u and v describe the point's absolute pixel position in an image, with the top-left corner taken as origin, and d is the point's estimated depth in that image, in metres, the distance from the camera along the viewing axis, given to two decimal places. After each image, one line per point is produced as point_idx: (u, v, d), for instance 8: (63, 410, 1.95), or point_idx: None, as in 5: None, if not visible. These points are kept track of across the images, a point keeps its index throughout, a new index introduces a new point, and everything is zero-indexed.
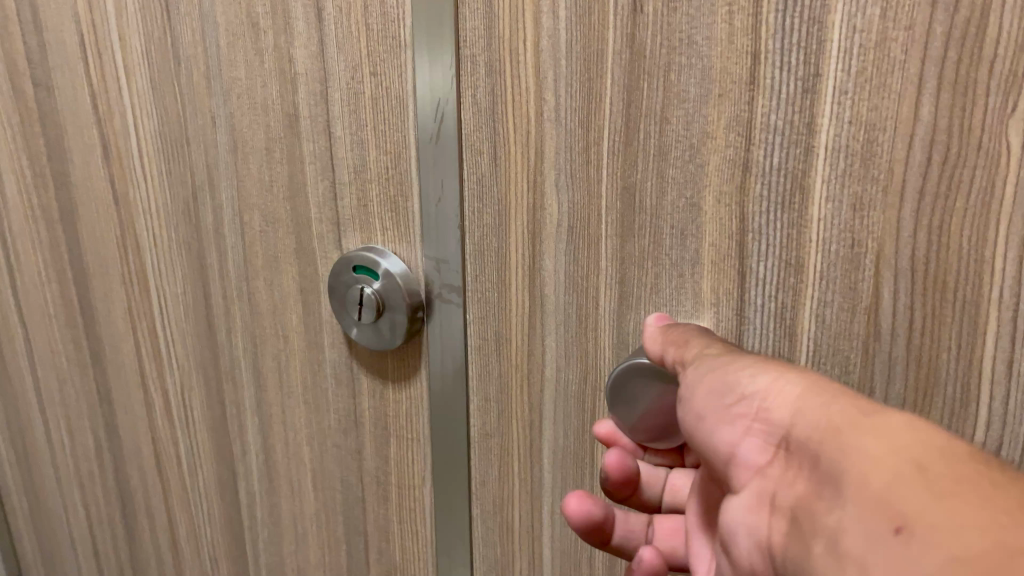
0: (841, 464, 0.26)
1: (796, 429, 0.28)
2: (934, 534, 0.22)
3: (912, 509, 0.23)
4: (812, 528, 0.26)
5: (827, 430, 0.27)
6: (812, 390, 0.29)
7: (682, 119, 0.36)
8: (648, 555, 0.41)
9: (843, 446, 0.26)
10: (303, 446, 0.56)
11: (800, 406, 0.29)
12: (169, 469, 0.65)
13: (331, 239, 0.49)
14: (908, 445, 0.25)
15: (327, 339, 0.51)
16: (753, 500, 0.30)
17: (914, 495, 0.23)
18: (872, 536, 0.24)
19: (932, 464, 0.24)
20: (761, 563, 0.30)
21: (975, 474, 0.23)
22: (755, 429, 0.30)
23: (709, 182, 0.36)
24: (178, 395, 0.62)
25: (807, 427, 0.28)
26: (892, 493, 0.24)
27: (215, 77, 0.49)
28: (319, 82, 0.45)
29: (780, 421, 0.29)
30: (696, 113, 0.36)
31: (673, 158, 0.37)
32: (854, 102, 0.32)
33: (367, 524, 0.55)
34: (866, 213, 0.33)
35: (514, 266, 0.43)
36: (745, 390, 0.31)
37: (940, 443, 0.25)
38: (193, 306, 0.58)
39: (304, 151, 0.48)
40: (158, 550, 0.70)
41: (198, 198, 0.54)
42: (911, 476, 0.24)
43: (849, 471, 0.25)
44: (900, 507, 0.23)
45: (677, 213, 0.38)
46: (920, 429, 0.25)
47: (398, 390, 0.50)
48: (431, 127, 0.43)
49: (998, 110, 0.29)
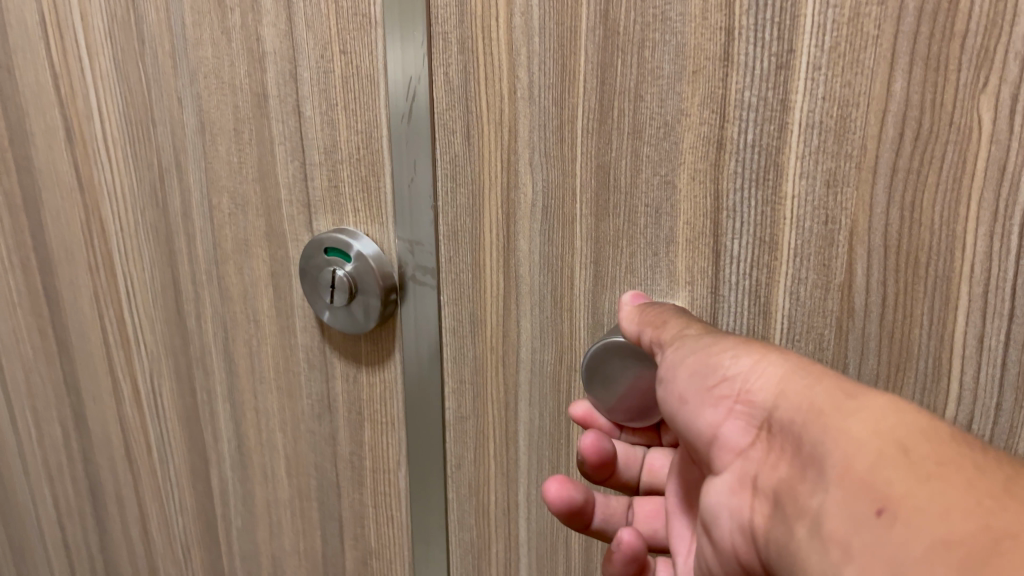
0: (824, 446, 0.26)
1: (779, 410, 0.28)
2: (917, 518, 0.22)
3: (896, 492, 0.23)
4: (794, 511, 0.27)
5: (810, 412, 0.27)
6: (793, 370, 0.29)
7: (657, 96, 0.36)
8: (629, 536, 0.40)
9: (826, 429, 0.26)
10: (276, 432, 0.55)
11: (781, 386, 0.29)
12: (140, 457, 0.64)
13: (302, 221, 0.48)
14: (892, 427, 0.25)
15: (299, 323, 0.51)
16: (736, 483, 0.30)
17: (898, 478, 0.23)
18: (855, 518, 0.24)
19: (916, 446, 0.24)
20: (743, 545, 0.30)
21: (959, 457, 0.23)
22: (737, 412, 0.30)
23: (684, 160, 0.36)
24: (147, 383, 0.61)
25: (788, 408, 0.28)
26: (876, 476, 0.24)
27: (182, 57, 0.48)
28: (288, 61, 0.45)
29: (762, 403, 0.29)
30: (671, 90, 0.36)
31: (647, 136, 0.37)
32: (828, 79, 0.32)
33: (342, 510, 0.55)
34: (839, 189, 0.33)
35: (488, 247, 0.43)
36: (726, 370, 0.30)
37: (923, 425, 0.25)
38: (161, 292, 0.56)
39: (273, 132, 0.47)
40: (130, 541, 0.69)
41: (165, 181, 0.53)
42: (895, 459, 0.24)
43: (832, 454, 0.25)
44: (884, 490, 0.23)
45: (652, 191, 0.37)
46: (903, 410, 0.25)
47: (373, 373, 0.49)
48: (403, 106, 0.42)
49: (970, 85, 0.30)
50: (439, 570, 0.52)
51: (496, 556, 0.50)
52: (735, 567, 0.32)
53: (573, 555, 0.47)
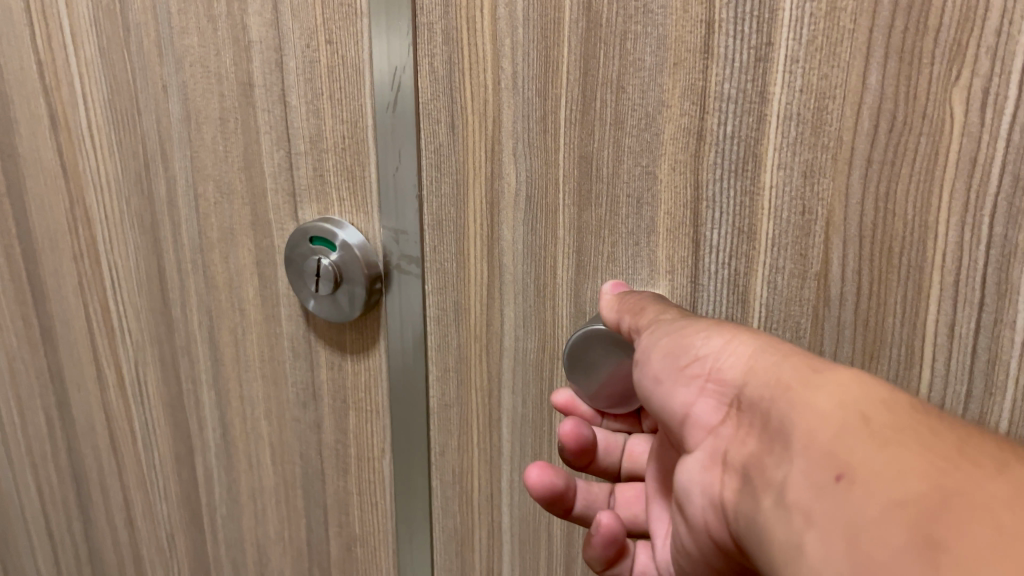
0: (791, 419, 0.26)
1: (748, 388, 0.29)
2: (874, 482, 0.23)
3: (855, 460, 0.24)
4: (762, 483, 0.27)
5: (778, 388, 0.28)
6: (762, 349, 0.30)
7: (639, 88, 0.36)
8: (607, 519, 0.41)
9: (793, 403, 0.27)
10: (261, 420, 0.56)
11: (751, 364, 0.30)
12: (125, 446, 0.64)
13: (287, 210, 0.48)
14: (855, 398, 0.25)
15: (284, 311, 0.51)
16: (707, 460, 0.31)
17: (858, 445, 0.24)
18: (819, 485, 0.24)
19: (876, 415, 0.24)
20: (715, 520, 0.32)
21: (914, 423, 0.24)
22: (708, 390, 0.31)
23: (665, 151, 0.37)
24: (132, 371, 0.61)
25: (758, 385, 0.29)
26: (837, 445, 0.24)
27: (167, 45, 0.48)
28: (274, 50, 0.45)
29: (732, 380, 0.30)
30: (652, 82, 0.36)
31: (629, 126, 0.37)
32: (806, 71, 0.33)
33: (327, 497, 0.55)
34: (816, 179, 0.34)
35: (473, 236, 0.43)
36: (698, 351, 0.31)
37: (883, 395, 0.25)
38: (146, 280, 0.57)
39: (259, 121, 0.47)
40: (115, 529, 0.69)
41: (150, 169, 0.53)
42: (855, 428, 0.24)
43: (798, 427, 0.26)
44: (844, 458, 0.24)
45: (633, 181, 0.38)
46: (866, 382, 0.26)
47: (358, 361, 0.50)
48: (388, 95, 0.43)
49: (942, 79, 0.30)
50: (423, 557, 0.53)
51: (479, 542, 0.51)
52: (708, 542, 0.33)
53: (555, 541, 0.48)
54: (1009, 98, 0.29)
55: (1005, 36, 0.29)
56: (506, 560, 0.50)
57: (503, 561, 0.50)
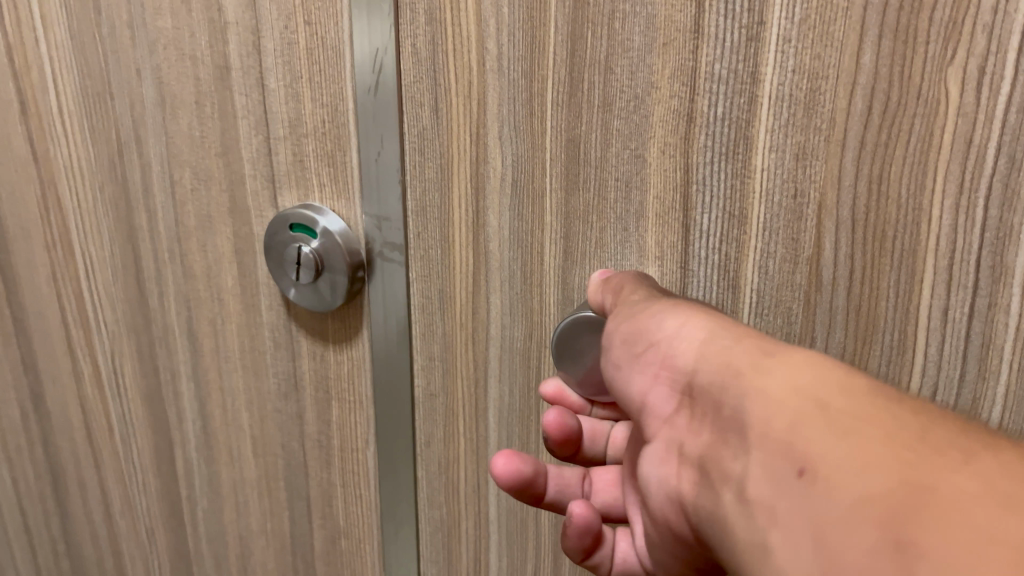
0: (745, 409, 0.26)
1: (698, 375, 0.29)
2: (835, 476, 0.22)
3: (815, 453, 0.23)
4: (719, 477, 0.27)
5: (728, 373, 0.27)
6: (712, 333, 0.29)
7: (627, 69, 0.36)
8: (581, 510, 0.40)
9: (746, 390, 0.26)
10: (242, 412, 0.54)
11: (701, 348, 0.29)
12: (102, 440, 0.62)
13: (266, 196, 0.47)
14: (811, 386, 0.25)
15: (264, 301, 0.50)
16: (663, 452, 0.31)
17: (817, 435, 0.23)
18: (781, 481, 0.24)
19: (832, 403, 0.24)
20: (672, 513, 0.31)
21: (875, 407, 0.23)
22: (661, 378, 0.30)
23: (654, 134, 0.36)
24: (107, 363, 0.59)
25: (708, 371, 0.28)
26: (797, 438, 0.24)
27: (140, 27, 0.47)
28: (251, 32, 0.44)
29: (682, 367, 0.29)
30: (641, 63, 0.35)
31: (617, 109, 0.36)
32: (798, 51, 0.32)
33: (310, 489, 0.54)
34: (808, 161, 0.33)
35: (457, 222, 0.42)
36: (654, 335, 0.31)
37: (841, 378, 0.25)
38: (121, 269, 0.55)
39: (236, 105, 0.46)
40: (93, 525, 0.67)
41: (124, 156, 0.51)
42: (812, 418, 0.24)
43: (752, 418, 0.26)
44: (804, 451, 0.23)
45: (622, 165, 0.37)
46: (817, 363, 0.26)
47: (340, 352, 0.49)
48: (369, 78, 0.41)
49: (938, 58, 0.30)
50: (409, 549, 0.52)
51: (466, 533, 0.50)
52: (668, 535, 0.33)
53: (543, 531, 0.47)
54: (1005, 77, 0.29)
55: (1001, 15, 0.28)
56: (494, 551, 0.50)
57: (491, 552, 0.50)
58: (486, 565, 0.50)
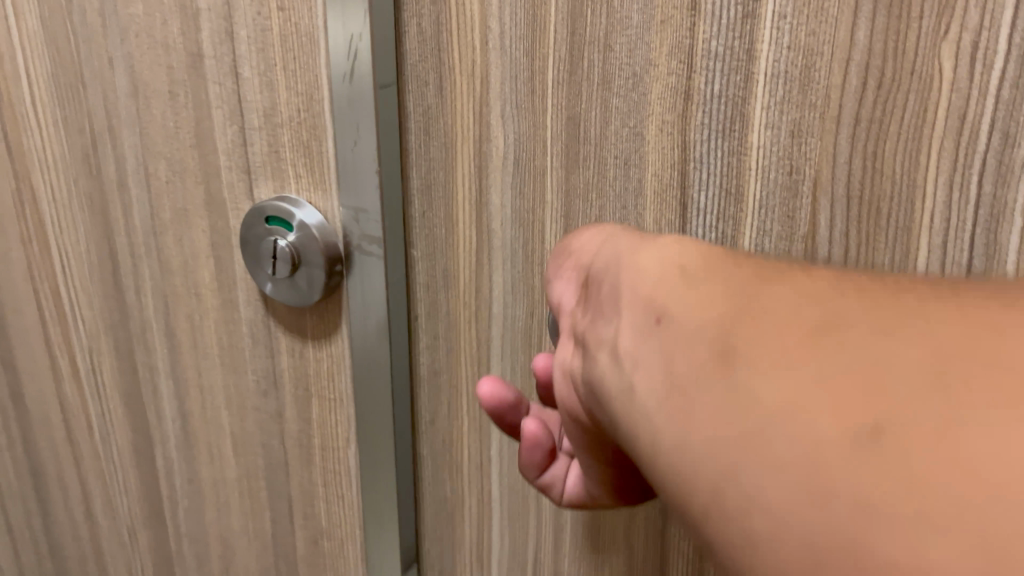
0: (676, 310, 0.24)
1: (595, 263, 0.30)
2: (768, 368, 0.20)
3: (750, 347, 0.21)
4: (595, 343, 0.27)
5: (668, 278, 0.25)
6: (615, 232, 0.30)
7: (626, 46, 0.36)
8: (534, 432, 0.39)
9: (680, 294, 0.24)
10: (221, 410, 0.53)
11: (604, 243, 0.30)
12: (81, 438, 0.61)
13: (241, 188, 0.46)
14: (751, 288, 0.23)
15: (242, 296, 0.49)
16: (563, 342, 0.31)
17: (753, 330, 0.21)
18: (704, 375, 0.22)
19: (739, 298, 0.22)
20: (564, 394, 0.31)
21: (817, 294, 0.21)
22: (570, 276, 0.32)
23: (652, 111, 0.36)
24: (85, 360, 0.58)
25: (603, 257, 0.29)
26: (732, 333, 0.22)
27: (111, 14, 0.46)
28: (224, 19, 0.42)
29: (586, 257, 0.31)
30: (640, 40, 0.36)
31: (617, 87, 0.37)
32: (793, 28, 0.32)
33: (291, 488, 0.53)
34: (803, 139, 0.33)
35: (461, 201, 0.43)
36: (573, 246, 0.32)
37: (785, 278, 0.22)
38: (98, 264, 0.54)
39: (209, 95, 0.45)
40: (75, 525, 0.66)
41: (98, 148, 0.50)
42: (747, 315, 0.22)
43: (682, 317, 0.23)
44: (737, 346, 0.21)
45: (622, 142, 0.38)
46: (768, 272, 0.23)
47: (320, 348, 0.47)
48: (344, 65, 0.40)
49: (931, 33, 0.30)
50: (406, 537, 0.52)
51: (468, 513, 0.50)
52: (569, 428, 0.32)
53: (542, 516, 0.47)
54: (998, 52, 0.29)
55: None
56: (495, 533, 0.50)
57: (492, 535, 0.50)
58: (485, 546, 0.50)
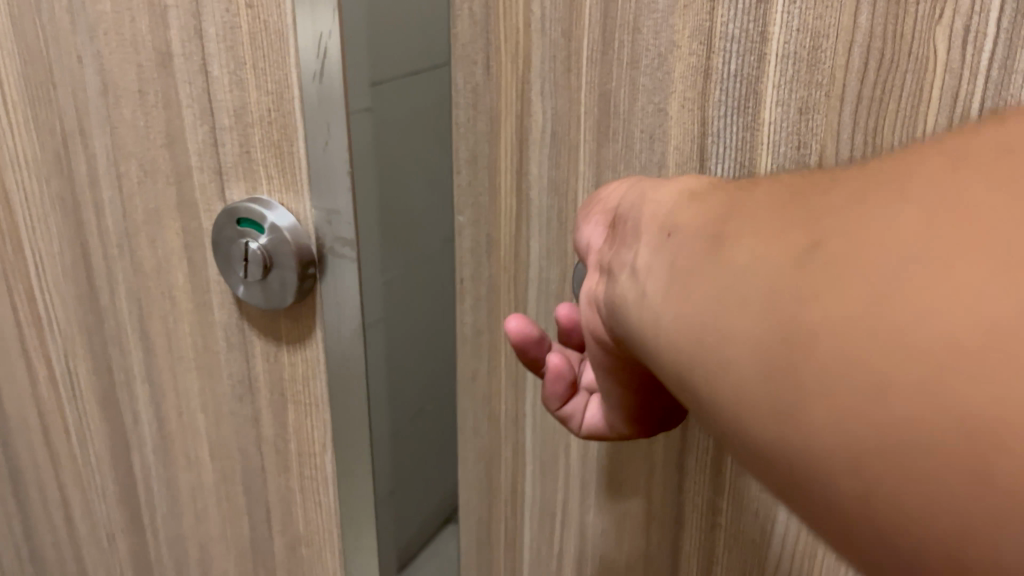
0: (686, 224, 0.25)
1: (623, 206, 0.30)
2: (760, 260, 0.21)
3: (747, 245, 0.22)
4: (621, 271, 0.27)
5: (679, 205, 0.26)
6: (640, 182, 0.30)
7: (653, 28, 0.35)
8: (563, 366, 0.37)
9: (690, 213, 0.25)
10: (198, 414, 0.52)
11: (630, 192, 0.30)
12: (59, 442, 0.60)
13: (213, 189, 0.45)
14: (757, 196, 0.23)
15: (216, 299, 0.48)
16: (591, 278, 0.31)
17: (753, 231, 0.22)
18: (705, 275, 0.23)
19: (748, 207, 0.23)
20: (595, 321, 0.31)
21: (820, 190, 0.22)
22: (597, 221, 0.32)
23: (675, 89, 0.36)
24: (61, 363, 0.57)
25: (629, 200, 0.29)
26: (732, 236, 0.23)
27: (80, 12, 0.45)
28: (191, 16, 0.41)
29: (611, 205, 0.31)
30: (664, 24, 0.35)
31: (643, 66, 0.36)
32: (802, 11, 0.32)
33: (269, 495, 0.52)
34: (810, 116, 0.33)
35: (504, 170, 0.42)
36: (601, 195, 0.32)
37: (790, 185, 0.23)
38: (72, 266, 0.53)
39: (179, 94, 0.44)
40: (55, 530, 0.65)
41: (70, 147, 0.49)
42: (749, 219, 0.22)
43: (689, 228, 0.25)
44: (735, 246, 0.22)
45: (647, 118, 0.37)
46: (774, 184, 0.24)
47: (294, 352, 0.46)
48: (313, 64, 0.39)
49: (927, 16, 0.30)
50: (412, 525, 0.51)
51: (506, 495, 0.48)
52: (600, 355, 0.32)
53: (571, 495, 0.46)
54: (988, 35, 0.29)
55: None
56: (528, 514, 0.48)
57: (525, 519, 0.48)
58: (498, 528, 0.50)
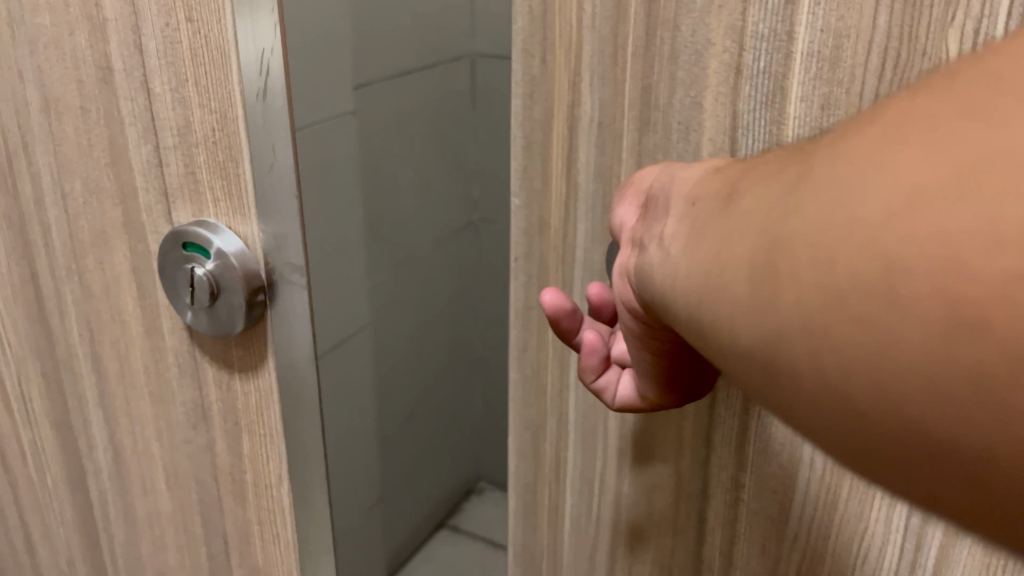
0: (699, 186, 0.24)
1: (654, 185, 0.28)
2: (753, 205, 0.20)
3: (746, 195, 0.21)
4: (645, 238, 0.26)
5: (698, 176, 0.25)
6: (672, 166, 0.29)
7: (691, 26, 0.31)
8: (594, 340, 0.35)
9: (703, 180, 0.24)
10: (152, 441, 0.50)
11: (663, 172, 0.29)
12: (15, 465, 0.58)
13: (159, 211, 0.43)
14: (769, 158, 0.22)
15: (166, 324, 0.46)
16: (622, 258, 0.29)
17: (755, 181, 0.21)
18: (708, 227, 0.22)
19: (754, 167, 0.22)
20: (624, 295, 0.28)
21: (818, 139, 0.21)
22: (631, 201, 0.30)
23: (708, 82, 0.32)
24: (14, 385, 0.55)
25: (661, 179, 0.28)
26: (736, 190, 0.22)
27: (19, 24, 0.42)
28: (130, 29, 0.39)
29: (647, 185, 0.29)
30: (701, 23, 0.31)
31: (683, 58, 0.32)
32: (827, 10, 0.29)
33: (226, 526, 0.50)
34: (833, 113, 0.30)
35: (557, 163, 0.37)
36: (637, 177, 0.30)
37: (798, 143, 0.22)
38: (20, 287, 0.50)
39: (122, 110, 0.41)
40: (15, 554, 0.63)
41: (13, 164, 0.47)
42: (755, 173, 0.22)
43: (703, 189, 0.24)
44: (736, 195, 0.21)
45: (683, 111, 0.33)
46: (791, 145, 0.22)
47: (246, 381, 0.44)
48: (256, 81, 0.37)
49: (939, 19, 0.27)
50: None
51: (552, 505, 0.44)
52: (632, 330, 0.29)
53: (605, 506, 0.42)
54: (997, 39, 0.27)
55: None
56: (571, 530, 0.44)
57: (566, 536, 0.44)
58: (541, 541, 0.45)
